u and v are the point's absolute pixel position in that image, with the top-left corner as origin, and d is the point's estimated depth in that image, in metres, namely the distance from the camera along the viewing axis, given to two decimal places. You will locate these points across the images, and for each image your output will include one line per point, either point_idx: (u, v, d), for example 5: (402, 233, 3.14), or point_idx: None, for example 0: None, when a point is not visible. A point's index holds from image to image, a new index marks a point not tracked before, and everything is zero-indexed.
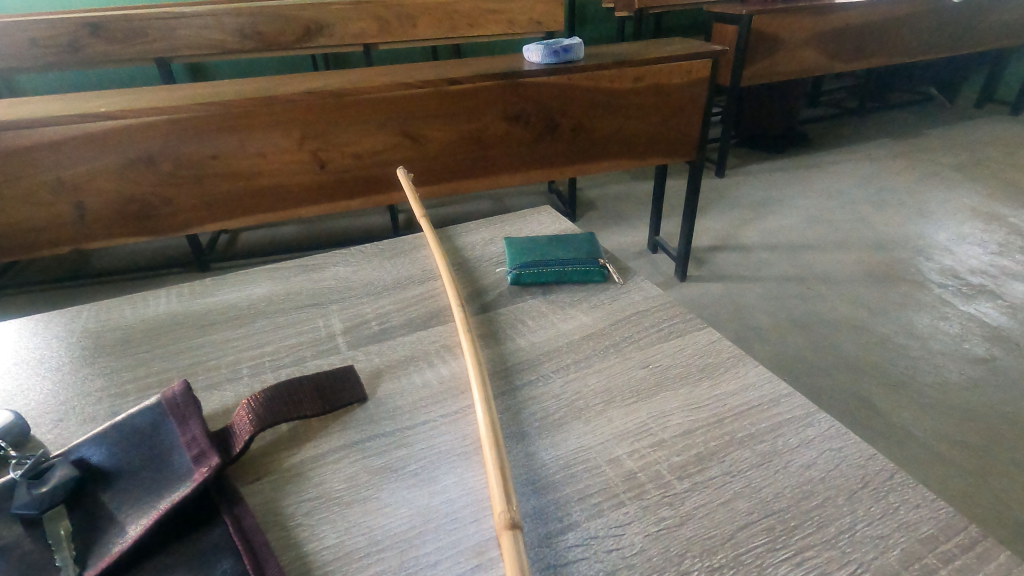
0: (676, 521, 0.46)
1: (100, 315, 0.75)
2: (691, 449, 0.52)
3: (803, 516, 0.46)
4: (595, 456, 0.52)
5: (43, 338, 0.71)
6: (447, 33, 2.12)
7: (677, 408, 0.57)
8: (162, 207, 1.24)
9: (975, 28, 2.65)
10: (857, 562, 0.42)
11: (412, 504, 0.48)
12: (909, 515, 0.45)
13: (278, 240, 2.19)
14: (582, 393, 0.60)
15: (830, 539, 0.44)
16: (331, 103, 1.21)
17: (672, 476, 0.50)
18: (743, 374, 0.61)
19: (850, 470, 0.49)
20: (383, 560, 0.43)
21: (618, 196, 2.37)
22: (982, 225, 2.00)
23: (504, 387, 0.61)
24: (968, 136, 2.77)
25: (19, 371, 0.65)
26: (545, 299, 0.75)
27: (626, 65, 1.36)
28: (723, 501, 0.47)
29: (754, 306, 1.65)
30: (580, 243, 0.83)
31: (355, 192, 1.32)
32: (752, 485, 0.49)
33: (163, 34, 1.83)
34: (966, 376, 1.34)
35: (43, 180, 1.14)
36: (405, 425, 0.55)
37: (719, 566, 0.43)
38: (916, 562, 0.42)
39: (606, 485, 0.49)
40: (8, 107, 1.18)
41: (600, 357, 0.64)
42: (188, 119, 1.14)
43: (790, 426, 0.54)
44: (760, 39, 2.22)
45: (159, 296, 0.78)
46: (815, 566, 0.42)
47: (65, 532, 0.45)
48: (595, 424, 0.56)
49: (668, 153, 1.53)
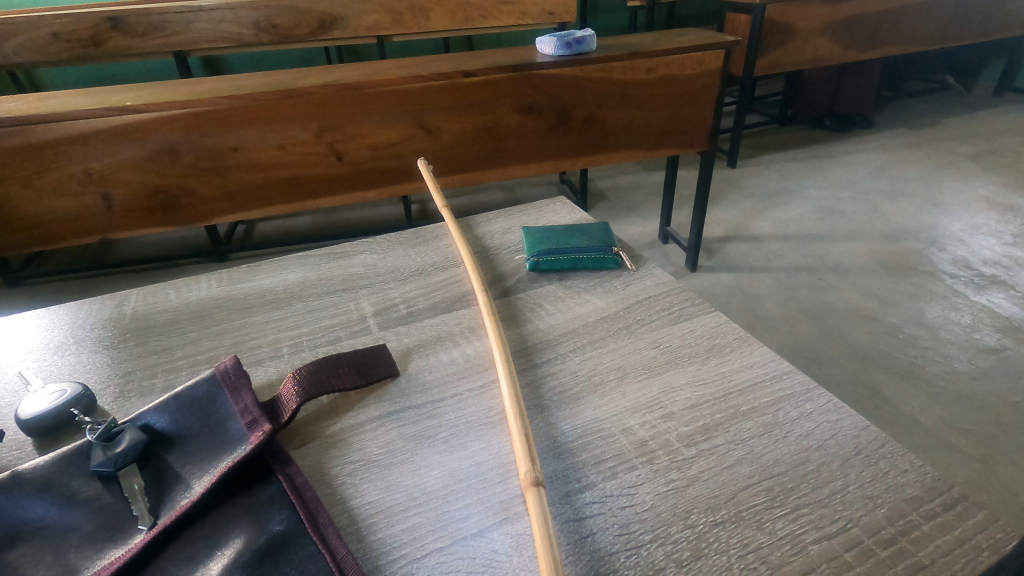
0: (686, 483, 0.49)
1: (147, 297, 0.79)
2: (698, 420, 0.55)
3: (801, 478, 0.48)
4: (609, 426, 0.55)
5: (97, 318, 0.75)
6: (460, 24, 2.13)
7: (687, 383, 0.59)
8: (184, 197, 1.28)
9: (994, 16, 2.61)
10: (847, 519, 0.45)
11: (444, 467, 0.51)
12: (899, 478, 0.48)
13: (295, 230, 2.24)
14: (597, 369, 0.62)
15: (824, 499, 0.46)
16: (347, 96, 1.23)
17: (680, 443, 0.52)
18: (749, 354, 0.63)
19: (845, 438, 0.52)
20: (419, 513, 0.47)
21: (631, 186, 2.38)
22: (996, 216, 1.98)
23: (525, 364, 0.64)
24: (986, 125, 2.74)
25: (79, 348, 0.69)
26: (562, 284, 0.78)
27: (639, 55, 1.36)
28: (727, 465, 0.50)
29: (765, 296, 1.66)
30: (593, 231, 0.86)
31: (372, 181, 1.36)
32: (755, 451, 0.51)
33: (181, 28, 1.87)
34: (975, 366, 1.35)
35: (73, 172, 1.19)
36: (434, 397, 0.59)
37: (722, 520, 0.45)
38: (901, 519, 0.44)
39: (619, 451, 0.52)
40: (40, 99, 1.22)
41: (615, 338, 0.67)
42: (211, 112, 1.18)
43: (790, 401, 0.56)
44: (774, 27, 2.20)
45: (199, 280, 0.82)
46: (810, 522, 0.45)
47: (139, 486, 0.48)
48: (610, 397, 0.58)
49: (680, 144, 1.54)
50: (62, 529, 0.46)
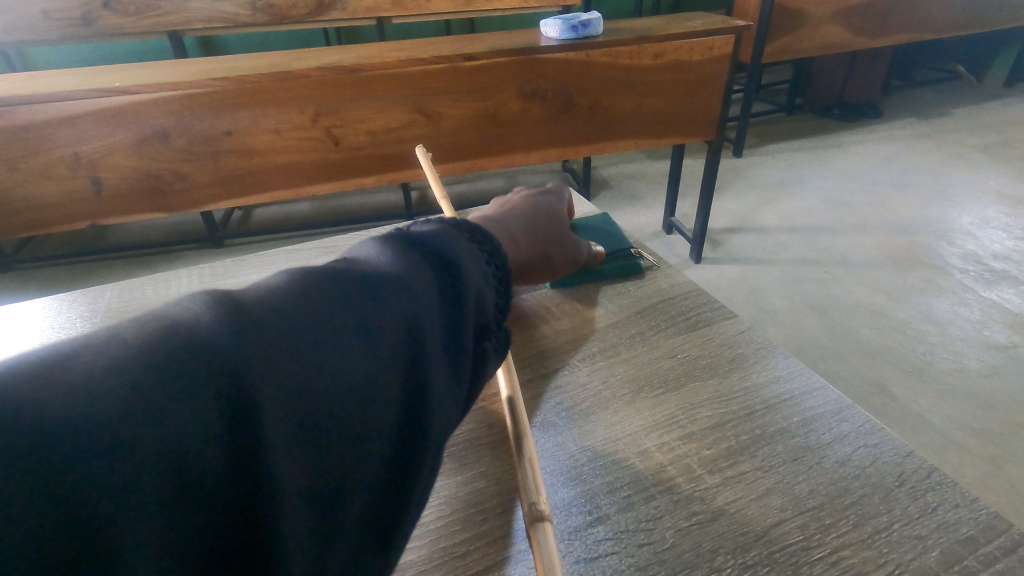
0: (710, 516, 0.47)
1: (123, 295, 0.77)
2: (722, 442, 0.52)
3: (837, 514, 0.46)
4: (624, 448, 0.53)
5: (77, 312, 0.74)
6: (461, 6, 2.08)
7: (707, 400, 0.57)
8: (176, 182, 1.25)
9: (1008, 3, 2.55)
10: (893, 563, 0.43)
11: (439, 494, 0.50)
12: (935, 513, 0.46)
13: (290, 216, 2.21)
14: (609, 382, 0.60)
15: (866, 539, 0.44)
16: (345, 80, 1.19)
17: (703, 470, 0.50)
18: (771, 366, 0.60)
19: (884, 467, 0.50)
20: (413, 547, 0.46)
21: (633, 174, 2.34)
22: (1007, 210, 1.95)
23: (533, 373, 0.61)
24: (996, 116, 2.69)
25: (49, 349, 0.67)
26: (570, 283, 0.75)
27: (647, 40, 1.32)
28: (755, 496, 0.48)
29: (769, 289, 1.63)
30: (600, 221, 0.83)
31: (369, 168, 1.33)
32: (784, 481, 0.49)
33: (175, 7, 1.82)
34: (984, 363, 1.32)
35: (61, 156, 1.16)
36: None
37: (753, 563, 0.43)
38: (956, 564, 0.43)
39: (636, 478, 0.50)
40: (27, 79, 1.18)
41: (627, 347, 0.64)
42: (205, 96, 1.14)
43: (822, 421, 0.54)
44: (784, 14, 2.15)
45: (180, 276, 0.80)
46: (850, 566, 0.43)
47: None
48: (623, 415, 0.56)
49: (687, 133, 1.51)
50: None
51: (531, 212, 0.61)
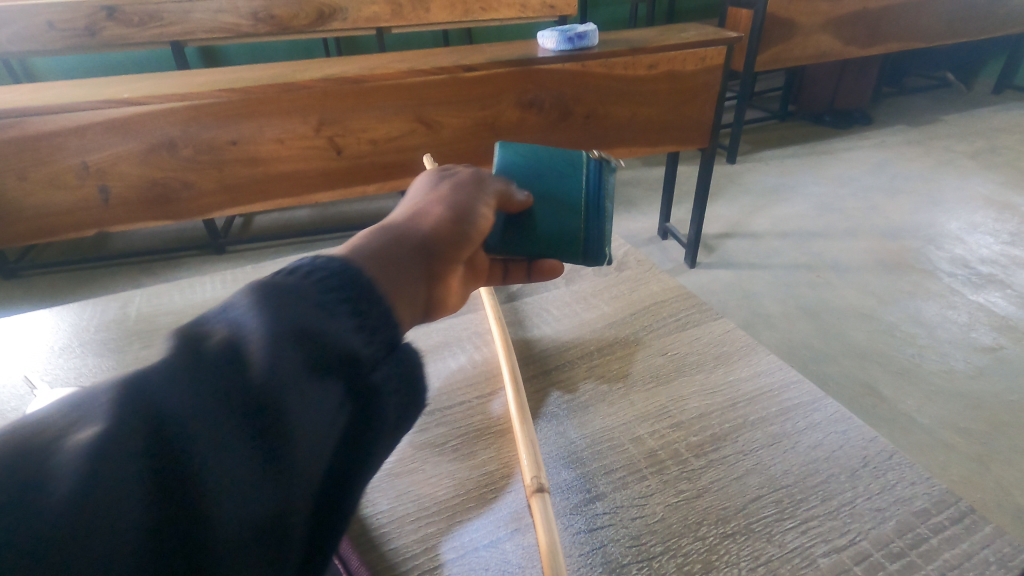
0: (695, 493, 0.50)
1: (151, 299, 0.81)
2: (707, 430, 0.56)
3: (809, 490, 0.49)
4: (618, 435, 0.56)
5: (100, 321, 0.77)
6: (459, 17, 2.11)
7: (694, 392, 0.60)
8: (182, 190, 1.28)
9: (995, 13, 2.61)
10: (856, 531, 0.46)
11: (454, 477, 0.54)
12: (901, 490, 0.49)
13: (291, 223, 2.24)
14: (605, 377, 0.63)
15: (833, 511, 0.48)
16: (346, 91, 1.22)
17: (689, 454, 0.53)
18: (755, 362, 0.64)
19: (852, 449, 0.53)
20: (433, 522, 0.50)
21: (629, 181, 2.38)
22: (994, 215, 1.99)
23: (534, 369, 0.65)
24: (985, 123, 2.74)
25: (85, 350, 0.71)
26: (568, 287, 0.78)
27: (641, 51, 1.36)
28: (736, 476, 0.51)
29: (762, 293, 1.67)
30: (522, 152, 0.60)
31: (369, 177, 1.36)
32: (763, 462, 0.52)
33: (178, 18, 1.86)
34: (971, 364, 1.36)
35: (70, 165, 1.18)
36: (440, 407, 0.61)
37: (733, 532, 0.46)
38: (910, 532, 0.46)
39: (628, 461, 0.53)
40: (36, 91, 1.21)
41: (622, 345, 0.67)
42: (209, 106, 1.17)
43: (798, 410, 0.57)
44: (775, 24, 2.20)
45: (204, 282, 0.84)
46: (818, 534, 0.46)
47: None
48: (618, 405, 0.59)
49: (680, 141, 1.54)
50: None
51: (408, 199, 0.50)
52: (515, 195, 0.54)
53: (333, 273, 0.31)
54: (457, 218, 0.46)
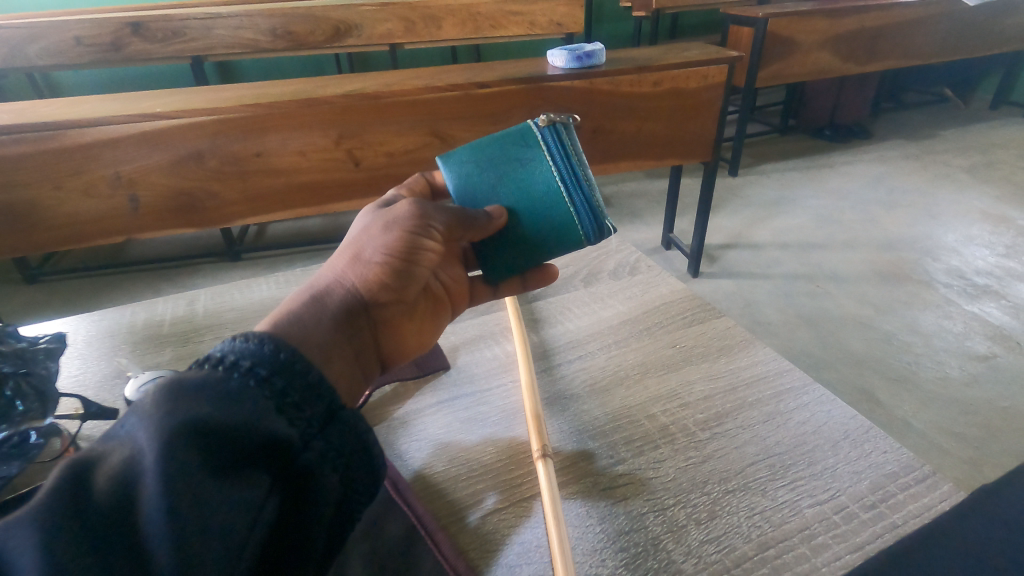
0: (700, 459, 0.55)
1: (215, 297, 0.87)
2: (711, 408, 0.61)
3: (797, 456, 0.55)
4: (634, 412, 0.61)
5: (172, 315, 0.83)
6: (470, 34, 2.18)
7: (700, 377, 0.65)
8: (207, 199, 1.33)
9: (990, 31, 2.68)
10: (837, 489, 0.51)
11: (497, 445, 0.59)
12: (880, 457, 0.54)
13: (304, 232, 2.30)
14: (621, 365, 0.68)
15: (816, 473, 0.53)
16: (365, 106, 1.29)
17: (695, 427, 0.59)
18: (754, 353, 0.69)
19: (833, 423, 0.58)
20: (481, 482, 0.56)
21: (634, 193, 2.44)
22: (990, 228, 2.04)
23: (559, 358, 0.70)
24: (982, 138, 2.80)
25: (155, 342, 0.78)
26: (585, 288, 0.83)
27: (646, 69, 1.42)
28: (736, 445, 0.56)
29: (764, 302, 1.72)
30: (469, 157, 0.59)
31: (387, 188, 1.42)
32: (760, 434, 0.57)
33: (200, 35, 1.93)
34: (966, 372, 1.40)
35: (102, 175, 1.23)
36: (482, 387, 0.67)
37: (734, 489, 0.52)
38: (881, 489, 0.51)
39: (643, 433, 0.59)
40: (72, 104, 1.27)
41: (637, 338, 0.72)
42: (236, 120, 1.23)
43: (789, 393, 0.62)
44: (775, 41, 2.26)
45: (260, 283, 0.90)
46: (806, 491, 0.51)
47: None
48: (634, 388, 0.64)
49: (684, 155, 1.60)
50: None
51: (349, 236, 0.53)
52: (473, 216, 0.53)
53: (254, 362, 0.34)
54: (394, 266, 0.51)
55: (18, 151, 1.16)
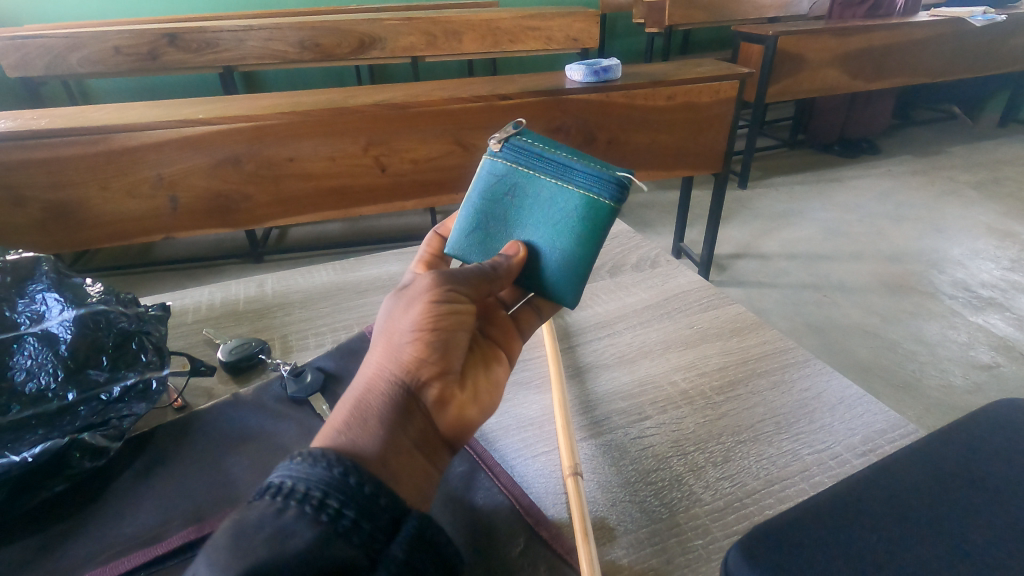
0: (716, 416, 0.62)
1: (280, 281, 0.93)
2: (726, 376, 0.67)
3: (799, 415, 0.61)
4: (658, 379, 0.68)
5: (243, 295, 0.90)
6: (489, 48, 2.26)
7: (716, 351, 0.72)
8: (241, 201, 1.41)
9: (997, 51, 2.72)
10: (835, 441, 0.58)
11: (540, 403, 0.66)
12: (870, 416, 0.61)
13: (324, 236, 2.38)
14: (646, 342, 0.74)
15: (816, 429, 0.60)
16: (394, 115, 1.36)
17: (712, 392, 0.65)
18: (763, 333, 0.75)
19: (832, 390, 0.64)
20: (528, 432, 0.62)
21: (646, 203, 2.50)
22: (996, 242, 2.08)
23: (589, 334, 0.76)
24: (990, 155, 2.84)
25: (223, 319, 0.84)
26: (610, 278, 0.89)
27: (661, 83, 1.49)
28: (747, 406, 0.63)
29: (772, 310, 1.77)
30: (471, 230, 0.58)
31: (411, 192, 1.50)
32: (768, 399, 0.64)
33: (232, 46, 2.02)
34: (969, 380, 1.44)
35: (145, 177, 1.30)
36: (523, 356, 0.74)
37: (744, 439, 0.59)
38: (872, 444, 0.58)
39: (665, 395, 0.65)
40: (118, 110, 1.35)
41: (660, 320, 0.78)
42: (273, 126, 1.31)
43: (793, 366, 0.69)
44: (785, 59, 2.32)
45: (318, 269, 0.96)
46: (808, 442, 0.58)
47: (326, 407, 0.63)
48: (657, 360, 0.71)
49: (696, 166, 1.66)
50: (270, 433, 0.60)
51: (378, 329, 0.48)
52: (491, 269, 0.52)
53: (304, 485, 0.32)
54: (435, 336, 0.46)
55: (71, 153, 1.23)
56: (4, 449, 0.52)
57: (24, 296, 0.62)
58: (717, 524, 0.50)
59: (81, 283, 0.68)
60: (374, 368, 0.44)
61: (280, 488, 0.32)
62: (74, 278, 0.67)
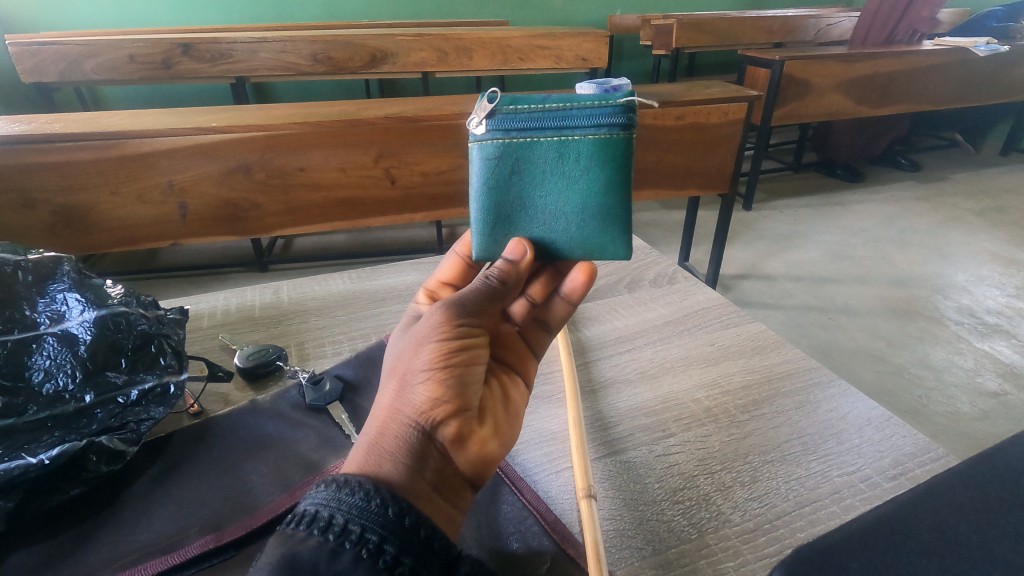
0: (743, 435, 0.61)
1: (297, 288, 0.93)
2: (750, 395, 0.67)
3: (824, 435, 0.61)
4: (682, 396, 0.67)
5: (260, 301, 0.90)
6: (499, 65, 2.28)
7: (739, 369, 0.71)
8: (251, 209, 1.41)
9: (1000, 80, 2.75)
10: (863, 464, 0.57)
11: (560, 417, 0.65)
12: (899, 439, 0.60)
13: (330, 247, 2.38)
14: (668, 357, 0.74)
15: (843, 451, 0.59)
16: (407, 128, 1.37)
17: (737, 410, 0.64)
18: (785, 352, 0.74)
19: (858, 413, 0.64)
20: (549, 446, 0.61)
21: (652, 222, 2.51)
22: (1000, 269, 2.08)
23: (608, 350, 0.76)
24: (993, 183, 2.86)
25: (240, 324, 0.84)
26: (628, 293, 0.89)
27: (671, 104, 1.50)
28: (773, 425, 0.62)
29: (778, 331, 1.76)
30: (492, 224, 0.55)
31: (420, 206, 1.50)
32: (794, 418, 0.63)
33: (246, 57, 2.05)
34: (976, 408, 1.43)
35: (156, 182, 1.31)
36: (543, 370, 0.73)
37: (772, 459, 0.58)
38: (902, 468, 0.57)
39: (690, 413, 0.64)
40: (131, 116, 1.36)
41: (680, 336, 0.78)
42: (287, 137, 1.32)
43: (817, 385, 0.68)
44: (791, 84, 2.35)
45: (334, 278, 0.96)
46: (836, 464, 0.57)
47: (345, 417, 0.62)
48: (680, 376, 0.70)
49: (703, 185, 1.67)
50: (290, 441, 0.59)
51: (389, 368, 0.47)
52: (498, 290, 0.51)
53: (359, 527, 0.33)
54: (450, 375, 0.45)
55: (83, 158, 1.24)
56: (20, 450, 0.51)
57: (45, 295, 0.63)
58: (747, 545, 0.49)
59: (101, 284, 0.68)
60: (387, 411, 0.43)
61: (332, 527, 0.33)
62: (94, 278, 0.67)
